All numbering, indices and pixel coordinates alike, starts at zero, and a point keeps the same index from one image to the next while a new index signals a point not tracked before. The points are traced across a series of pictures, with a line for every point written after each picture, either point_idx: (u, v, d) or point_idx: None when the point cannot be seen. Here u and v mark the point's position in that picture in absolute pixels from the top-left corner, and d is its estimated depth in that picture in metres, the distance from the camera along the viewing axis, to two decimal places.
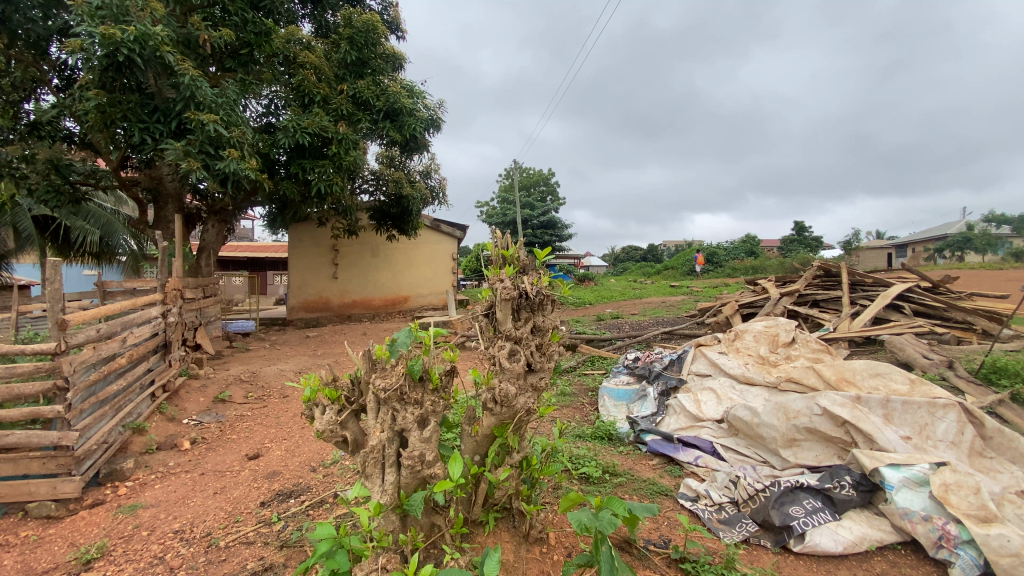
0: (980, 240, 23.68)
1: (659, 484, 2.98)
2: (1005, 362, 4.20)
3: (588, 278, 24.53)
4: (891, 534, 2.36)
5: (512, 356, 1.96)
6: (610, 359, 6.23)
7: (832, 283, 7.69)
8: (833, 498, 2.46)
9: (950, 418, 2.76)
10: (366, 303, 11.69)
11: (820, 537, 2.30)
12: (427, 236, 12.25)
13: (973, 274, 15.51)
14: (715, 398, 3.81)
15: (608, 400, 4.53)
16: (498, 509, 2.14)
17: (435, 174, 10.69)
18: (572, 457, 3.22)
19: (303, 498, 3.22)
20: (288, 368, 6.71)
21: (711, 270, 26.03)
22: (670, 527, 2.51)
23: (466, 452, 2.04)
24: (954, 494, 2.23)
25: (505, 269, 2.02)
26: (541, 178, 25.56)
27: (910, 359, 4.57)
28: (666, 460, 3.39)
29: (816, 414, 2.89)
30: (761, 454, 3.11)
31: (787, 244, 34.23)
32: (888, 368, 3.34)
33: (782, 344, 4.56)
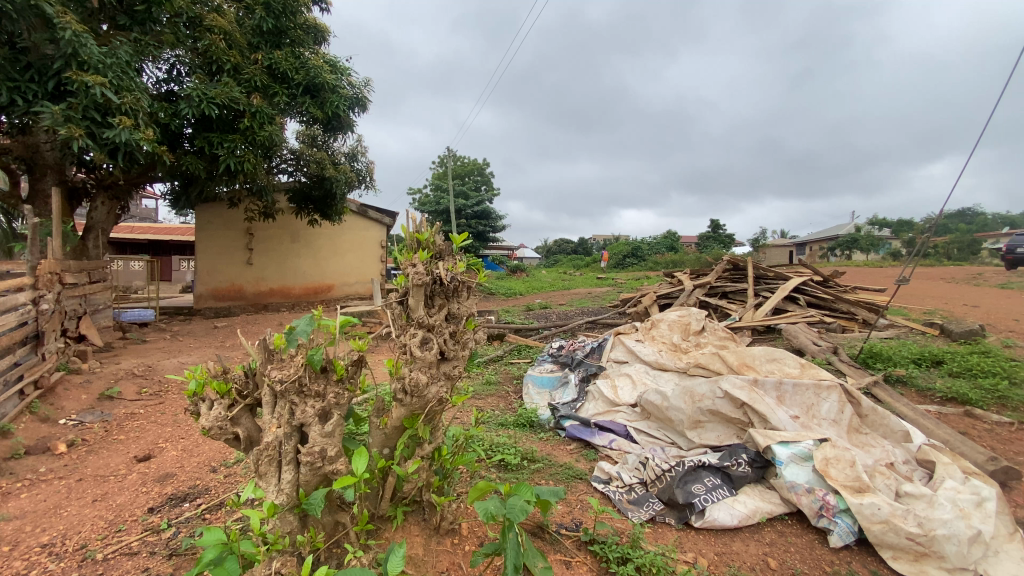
0: (865, 241, 26.66)
1: (575, 469, 3.02)
2: (878, 348, 4.73)
3: (520, 269, 24.71)
4: (780, 505, 2.54)
5: (424, 345, 1.89)
6: (536, 348, 6.32)
7: (739, 276, 8.32)
8: (730, 475, 2.64)
9: (832, 397, 3.03)
10: (285, 292, 11.02)
11: (718, 512, 2.45)
12: (353, 222, 11.80)
13: (858, 271, 17.27)
14: (630, 383, 3.97)
15: (531, 387, 4.56)
16: (408, 502, 2.06)
17: (361, 156, 10.26)
18: (491, 445, 3.20)
19: (200, 501, 2.95)
20: (190, 362, 6.14)
21: (635, 264, 27.30)
22: (582, 510, 2.54)
23: (374, 445, 1.95)
24: (833, 467, 2.45)
25: (419, 253, 1.90)
26: (474, 167, 25.38)
27: (802, 346, 5.03)
28: (583, 445, 3.45)
29: (718, 397, 3.07)
30: (670, 436, 3.26)
31: (705, 244, 36.08)
32: (782, 353, 3.63)
33: (692, 332, 4.86)
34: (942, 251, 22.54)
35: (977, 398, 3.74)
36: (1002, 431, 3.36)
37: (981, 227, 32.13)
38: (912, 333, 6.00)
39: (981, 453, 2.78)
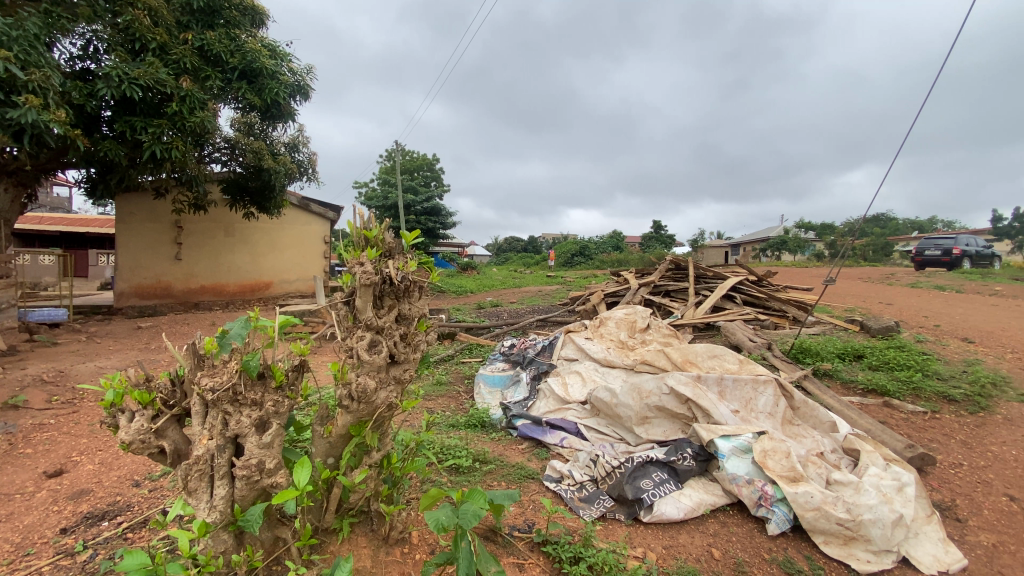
0: (793, 243, 28.56)
1: (527, 468, 3.00)
2: (808, 344, 5.06)
3: (470, 266, 24.55)
4: (722, 497, 2.63)
5: (373, 348, 1.80)
6: (487, 347, 6.28)
7: (681, 275, 8.68)
8: (676, 469, 2.72)
9: (768, 391, 3.19)
10: (219, 290, 10.36)
11: (665, 506, 2.50)
12: (294, 217, 11.33)
13: (787, 271, 18.48)
14: (580, 380, 4.03)
15: (483, 387, 4.51)
16: (354, 513, 1.97)
17: (303, 147, 9.81)
18: (442, 448, 3.14)
19: (121, 519, 2.70)
20: (109, 366, 5.63)
21: (583, 263, 27.89)
22: (534, 510, 2.52)
23: (317, 455, 1.85)
24: (770, 459, 2.57)
25: (366, 251, 1.80)
26: (423, 162, 25.04)
27: (740, 342, 5.30)
28: (535, 444, 3.45)
29: (664, 393, 3.16)
30: (619, 432, 3.32)
31: (648, 244, 37.42)
32: (722, 349, 3.80)
33: (639, 330, 5.00)
34: (859, 252, 24.58)
35: (894, 389, 4.07)
36: (915, 420, 3.67)
37: (891, 231, 35.26)
38: (836, 329, 6.46)
39: (899, 441, 3.02)
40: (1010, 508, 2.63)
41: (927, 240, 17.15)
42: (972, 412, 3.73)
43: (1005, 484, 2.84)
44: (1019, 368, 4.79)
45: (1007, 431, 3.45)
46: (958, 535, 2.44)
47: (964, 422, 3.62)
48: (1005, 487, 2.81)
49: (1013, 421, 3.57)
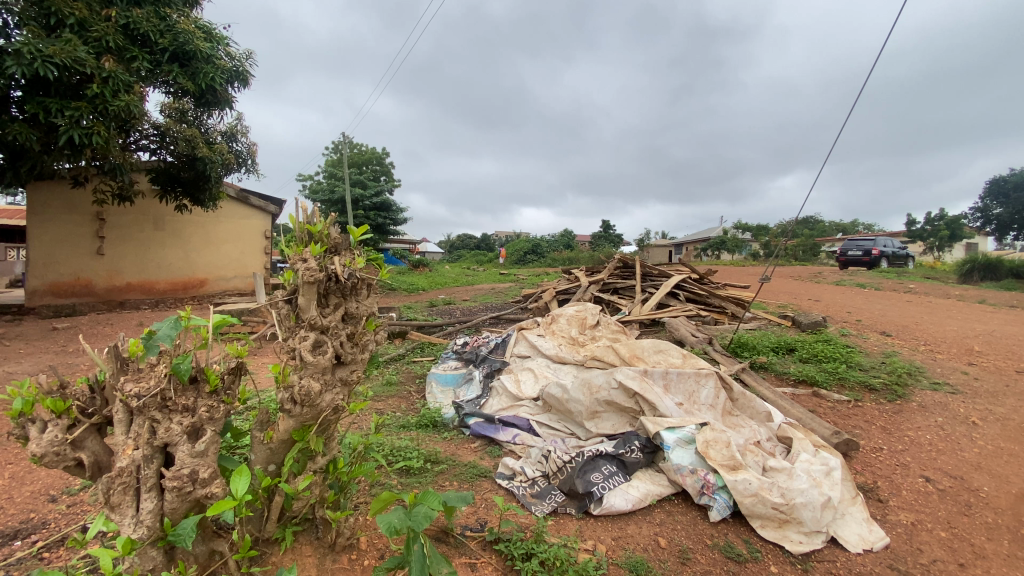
0: (731, 243, 30.13)
1: (479, 467, 2.98)
2: (746, 339, 5.35)
3: (422, 263, 24.21)
4: (667, 487, 2.72)
5: (317, 348, 1.73)
6: (439, 345, 6.21)
7: (629, 273, 8.95)
8: (624, 462, 2.79)
9: (710, 384, 3.34)
10: (148, 287, 9.65)
11: (614, 498, 2.56)
12: (230, 210, 10.77)
13: (726, 269, 19.49)
14: (533, 377, 4.06)
15: (435, 386, 4.45)
16: (298, 521, 1.90)
17: (241, 137, 9.30)
18: (392, 449, 3.06)
19: (33, 539, 2.45)
20: (18, 372, 5.10)
21: (535, 261, 28.18)
22: (486, 508, 2.51)
23: (258, 463, 1.76)
24: (712, 449, 2.69)
25: (310, 247, 1.72)
26: (372, 156, 24.46)
27: (683, 337, 5.53)
28: (488, 442, 3.43)
29: (613, 387, 3.23)
30: (569, 427, 3.37)
31: (598, 243, 38.34)
32: (667, 344, 3.94)
33: (589, 326, 5.11)
34: (791, 252, 26.26)
35: (822, 379, 4.37)
36: (841, 408, 3.95)
37: (819, 232, 37.89)
38: (771, 324, 6.87)
39: (827, 428, 3.24)
40: (925, 488, 2.88)
41: (850, 242, 18.56)
42: (890, 399, 4.07)
43: (919, 466, 3.11)
44: (929, 358, 5.27)
45: (920, 417, 3.78)
46: (880, 515, 2.64)
47: (883, 409, 3.93)
48: (920, 468, 3.08)
49: (925, 407, 3.92)
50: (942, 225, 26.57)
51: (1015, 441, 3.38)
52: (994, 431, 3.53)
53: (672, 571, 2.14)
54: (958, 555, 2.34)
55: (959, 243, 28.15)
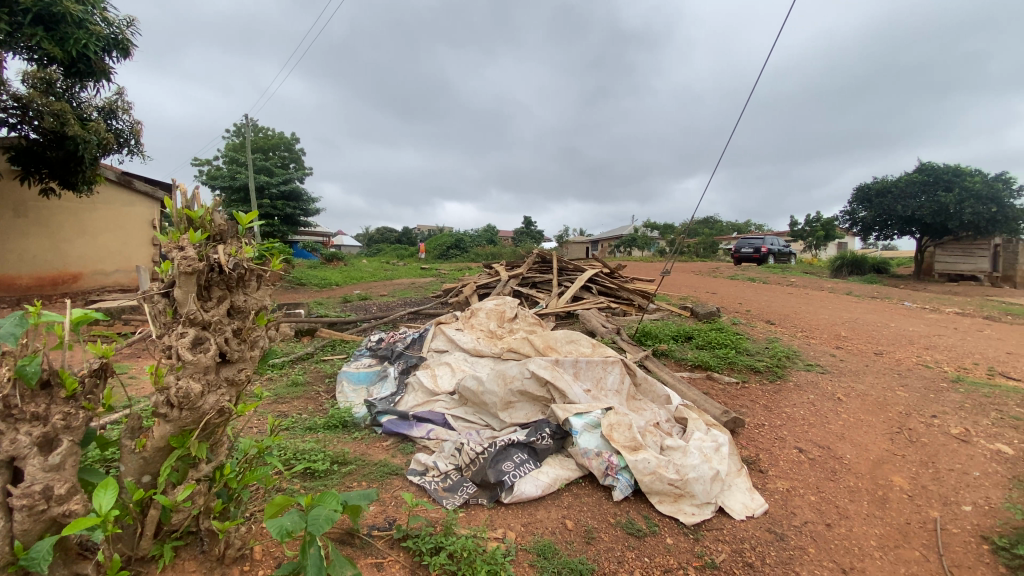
0: (642, 240, 31.99)
1: (390, 465, 2.90)
2: (651, 329, 5.70)
3: (337, 256, 23.11)
4: (575, 471, 2.83)
5: (198, 345, 1.59)
6: (352, 342, 5.97)
7: (546, 268, 9.19)
8: (536, 449, 2.86)
9: (616, 370, 3.52)
10: (7, 284, 8.33)
11: (524, 485, 2.61)
12: (110, 195, 9.53)
13: (637, 264, 20.65)
14: (450, 371, 4.03)
15: (346, 385, 4.26)
16: (179, 536, 1.73)
17: (123, 114, 8.26)
18: (297, 453, 2.90)
19: None
20: None
21: (456, 255, 28.02)
22: (395, 507, 2.45)
23: (129, 474, 1.59)
24: (616, 432, 2.84)
25: (189, 234, 1.58)
26: (280, 141, 22.93)
27: (595, 328, 5.78)
28: (401, 439, 3.35)
29: (526, 377, 3.29)
30: (484, 418, 3.39)
31: (519, 237, 38.95)
32: (579, 335, 4.09)
33: (507, 319, 5.18)
34: (693, 249, 28.41)
35: (715, 364, 4.78)
36: (731, 389, 4.36)
37: (717, 231, 41.33)
38: (673, 315, 7.40)
39: (718, 408, 3.55)
40: (799, 457, 3.26)
41: (742, 240, 20.44)
42: (771, 380, 4.55)
43: (794, 438, 3.50)
44: (804, 343, 5.96)
45: (796, 395, 4.26)
46: (762, 484, 2.94)
47: (766, 389, 4.38)
48: (795, 440, 3.47)
49: (799, 386, 4.43)
50: (818, 226, 30.03)
51: (869, 413, 3.92)
52: (853, 405, 4.08)
53: (578, 552, 2.23)
54: (824, 516, 2.67)
55: (830, 243, 32.07)
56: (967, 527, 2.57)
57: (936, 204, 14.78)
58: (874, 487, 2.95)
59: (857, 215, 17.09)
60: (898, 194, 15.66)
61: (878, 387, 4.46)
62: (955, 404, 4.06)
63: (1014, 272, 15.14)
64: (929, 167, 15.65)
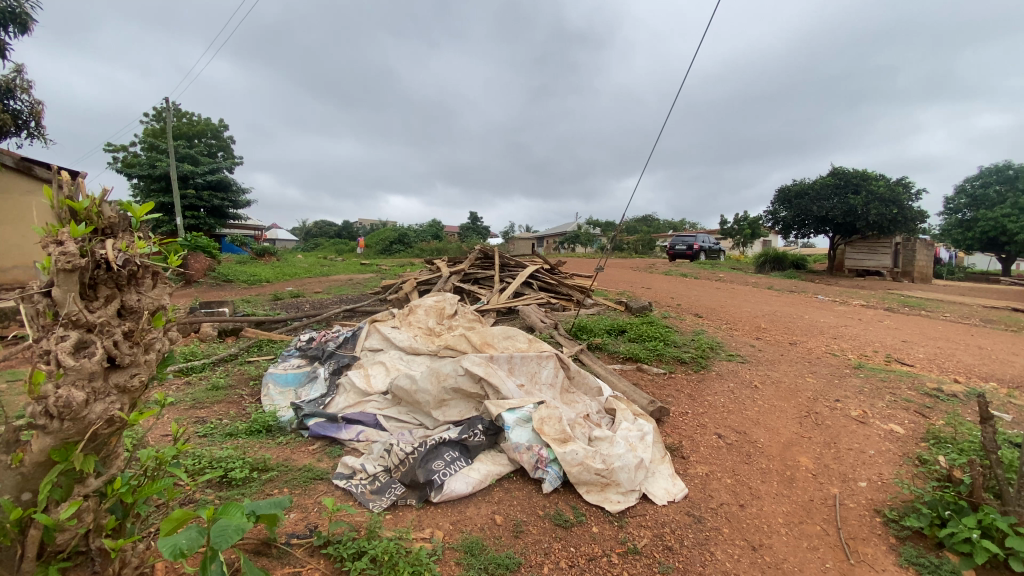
0: (585, 236, 32.74)
1: (315, 470, 2.80)
2: (587, 324, 5.85)
3: (271, 251, 21.94)
4: (507, 465, 2.85)
5: (82, 350, 1.45)
6: (282, 342, 5.69)
7: (488, 264, 9.19)
8: (467, 446, 2.85)
9: (550, 365, 3.58)
10: None
11: (454, 483, 2.60)
12: (7, 181, 8.63)
13: (579, 260, 21.13)
14: (384, 370, 3.93)
15: (272, 387, 4.05)
16: (67, 557, 1.56)
17: (20, 94, 7.37)
18: (213, 461, 2.72)
19: None
20: None
21: (400, 250, 27.43)
22: (317, 513, 2.36)
23: (4, 493, 1.42)
24: (547, 425, 2.88)
25: (71, 228, 1.43)
26: (206, 128, 21.45)
27: (534, 324, 5.86)
28: (329, 442, 3.24)
29: (460, 374, 3.26)
30: (418, 417, 3.33)
31: (465, 233, 38.76)
32: (515, 331, 4.12)
33: (446, 316, 5.14)
34: (632, 246, 29.43)
35: (645, 356, 4.98)
36: (659, 380, 4.56)
37: (655, 229, 43.08)
38: (610, 309, 7.63)
39: (646, 399, 3.70)
40: (718, 443, 3.46)
41: (677, 238, 21.40)
42: (696, 370, 4.80)
43: (714, 425, 3.72)
44: (728, 335, 6.33)
45: (718, 383, 4.52)
46: (683, 470, 3.10)
47: (691, 378, 4.62)
48: (715, 427, 3.68)
49: (721, 375, 4.71)
50: (746, 225, 32.01)
51: (782, 399, 4.23)
52: (768, 392, 4.38)
53: (505, 547, 2.25)
54: (738, 497, 2.85)
55: (757, 241, 34.27)
56: (861, 501, 2.83)
57: (846, 206, 16.13)
58: (783, 468, 3.19)
59: (779, 215, 18.34)
60: (814, 196, 16.94)
61: (790, 374, 4.82)
62: (855, 389, 4.45)
63: (911, 267, 16.84)
64: (840, 171, 17.08)
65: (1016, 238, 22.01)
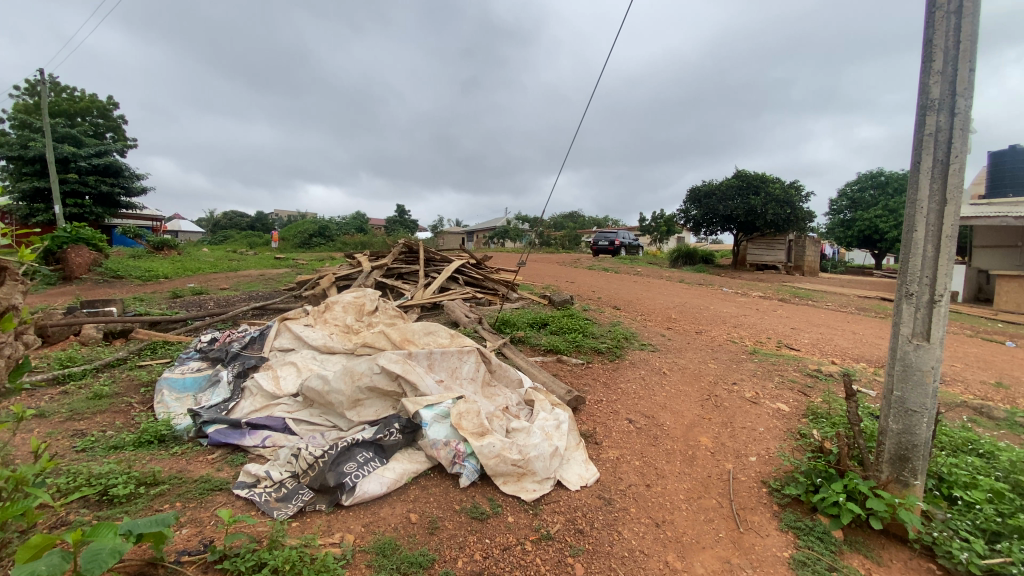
0: (513, 231, 33.07)
1: (213, 480, 2.60)
2: (510, 318, 5.92)
3: (172, 244, 19.99)
4: (423, 463, 2.82)
5: None
6: (181, 344, 5.21)
7: (413, 259, 9.00)
8: (383, 446, 2.78)
9: (471, 359, 3.58)
10: None
11: (367, 484, 2.53)
12: None
13: (507, 254, 21.29)
14: (295, 371, 3.72)
15: (167, 394, 3.70)
16: None
17: None
18: (91, 478, 2.44)
19: None
20: None
21: (321, 244, 26.12)
22: (214, 527, 2.19)
23: None
24: (465, 419, 2.88)
25: None
26: (91, 105, 19.09)
27: (457, 318, 5.83)
28: (230, 451, 3.02)
29: (376, 373, 3.17)
30: (331, 419, 3.20)
31: (391, 226, 37.75)
32: (437, 326, 4.07)
33: (366, 312, 4.97)
34: (559, 242, 30.19)
35: (565, 348, 5.14)
36: (577, 370, 4.72)
37: (580, 225, 44.47)
38: (533, 303, 7.78)
39: (563, 389, 3.82)
40: (629, 427, 3.66)
41: (601, 233, 22.23)
42: (611, 359, 5.03)
43: (626, 411, 3.92)
44: (643, 326, 6.69)
45: (631, 371, 4.77)
46: (597, 455, 3.24)
47: (607, 367, 4.84)
48: (626, 413, 3.89)
49: (634, 363, 4.97)
50: (662, 222, 33.94)
51: (687, 384, 4.55)
52: (675, 377, 4.69)
53: (419, 544, 2.23)
54: (645, 477, 3.03)
55: (673, 237, 36.48)
56: (751, 474, 3.12)
57: (747, 206, 17.61)
58: (686, 448, 3.43)
59: (690, 214, 19.63)
60: (720, 197, 18.31)
61: (695, 361, 5.20)
62: (749, 372, 4.89)
63: (802, 262, 18.88)
64: (743, 174, 18.60)
65: (885, 237, 25.21)
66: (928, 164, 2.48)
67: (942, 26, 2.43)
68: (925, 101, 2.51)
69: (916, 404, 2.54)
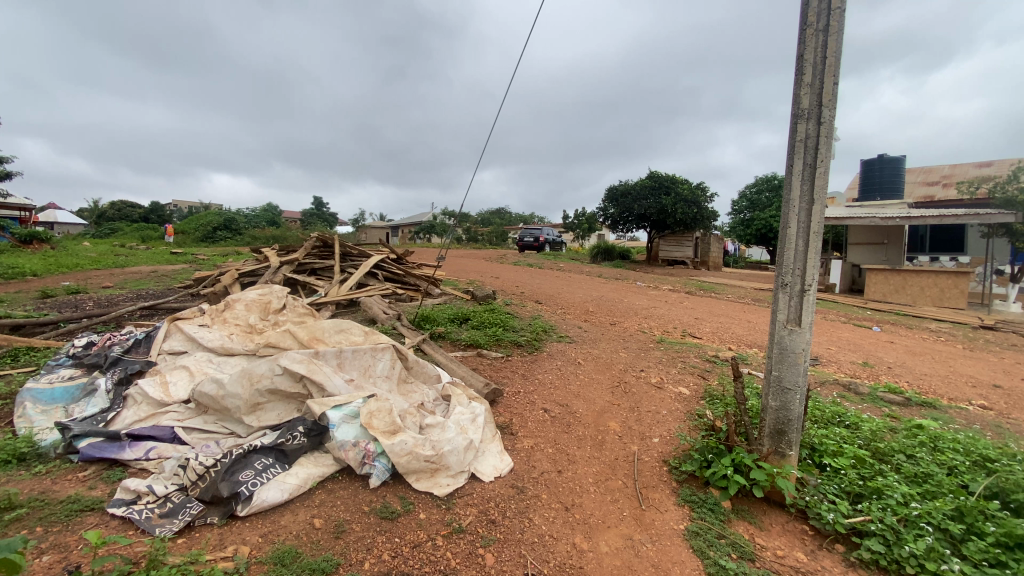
0: (438, 226, 32.66)
1: (83, 499, 2.33)
2: (430, 313, 5.85)
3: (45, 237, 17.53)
4: (330, 466, 2.71)
5: None
6: (51, 349, 4.60)
7: (328, 254, 8.60)
8: (285, 451, 2.63)
9: (385, 357, 3.49)
10: None
11: (265, 492, 2.39)
12: None
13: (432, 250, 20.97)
14: (186, 376, 3.42)
15: (28, 406, 3.25)
16: None
17: None
18: None
19: None
20: None
21: (228, 238, 24.17)
22: (81, 551, 1.97)
23: None
24: (376, 418, 2.80)
25: None
26: None
27: (374, 315, 5.66)
28: (107, 466, 2.72)
29: (277, 374, 2.99)
30: (228, 426, 2.97)
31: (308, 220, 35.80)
32: (350, 324, 3.92)
33: (272, 311, 4.67)
34: (484, 238, 30.24)
35: (484, 342, 5.18)
36: (496, 363, 4.77)
37: (506, 221, 44.89)
38: (455, 298, 7.74)
39: (480, 382, 3.85)
40: (544, 417, 3.76)
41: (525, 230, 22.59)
42: (530, 352, 5.14)
43: (542, 401, 4.02)
44: (562, 319, 6.89)
45: (548, 363, 4.91)
46: (511, 446, 3.30)
47: (525, 360, 4.93)
48: (542, 402, 3.99)
49: (551, 355, 5.12)
50: (584, 219, 35.11)
51: (600, 373, 4.76)
52: (589, 367, 4.89)
53: (322, 550, 2.15)
54: (557, 464, 3.14)
55: (594, 234, 37.89)
56: (654, 454, 3.33)
57: (660, 205, 18.70)
58: (596, 433, 3.60)
59: (609, 212, 20.50)
60: (635, 196, 19.28)
61: (608, 351, 5.45)
62: (656, 360, 5.22)
63: (707, 258, 20.61)
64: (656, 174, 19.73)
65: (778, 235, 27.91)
66: (799, 167, 2.78)
67: (812, 43, 2.73)
68: (797, 110, 2.80)
69: (791, 382, 2.84)
